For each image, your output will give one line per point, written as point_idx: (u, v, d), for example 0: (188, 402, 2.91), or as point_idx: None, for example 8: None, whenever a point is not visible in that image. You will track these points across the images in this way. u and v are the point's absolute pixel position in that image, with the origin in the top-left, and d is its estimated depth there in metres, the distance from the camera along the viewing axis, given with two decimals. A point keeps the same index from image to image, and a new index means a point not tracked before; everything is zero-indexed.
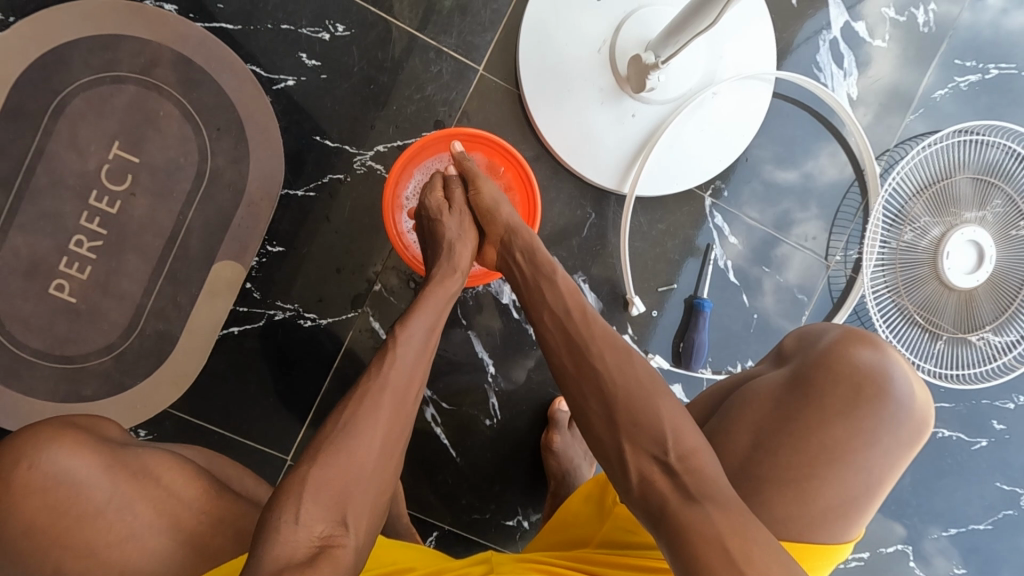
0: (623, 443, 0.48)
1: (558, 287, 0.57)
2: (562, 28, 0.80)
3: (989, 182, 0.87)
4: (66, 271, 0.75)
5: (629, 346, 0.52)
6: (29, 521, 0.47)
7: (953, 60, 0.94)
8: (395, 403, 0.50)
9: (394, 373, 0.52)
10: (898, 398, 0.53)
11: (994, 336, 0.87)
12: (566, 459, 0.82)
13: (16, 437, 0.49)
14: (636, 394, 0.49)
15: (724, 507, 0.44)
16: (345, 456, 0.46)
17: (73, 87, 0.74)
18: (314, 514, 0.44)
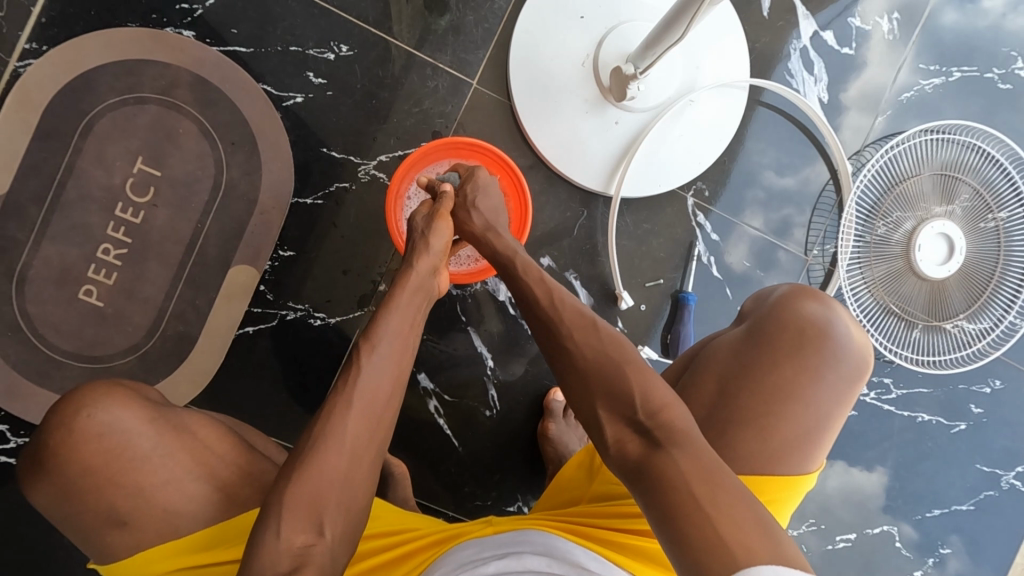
0: (597, 406, 0.54)
1: (526, 281, 0.64)
2: (547, 44, 0.86)
3: (956, 177, 0.93)
4: (94, 278, 0.81)
5: (594, 319, 0.58)
6: (85, 463, 0.53)
7: (917, 64, 1.00)
8: (360, 413, 0.53)
9: (361, 385, 0.54)
10: (839, 340, 0.60)
11: (968, 323, 0.93)
12: (561, 445, 0.87)
13: (75, 392, 0.55)
14: (607, 362, 0.55)
15: (692, 454, 0.48)
16: (315, 470, 0.50)
17: (99, 108, 0.81)
18: (293, 527, 0.48)
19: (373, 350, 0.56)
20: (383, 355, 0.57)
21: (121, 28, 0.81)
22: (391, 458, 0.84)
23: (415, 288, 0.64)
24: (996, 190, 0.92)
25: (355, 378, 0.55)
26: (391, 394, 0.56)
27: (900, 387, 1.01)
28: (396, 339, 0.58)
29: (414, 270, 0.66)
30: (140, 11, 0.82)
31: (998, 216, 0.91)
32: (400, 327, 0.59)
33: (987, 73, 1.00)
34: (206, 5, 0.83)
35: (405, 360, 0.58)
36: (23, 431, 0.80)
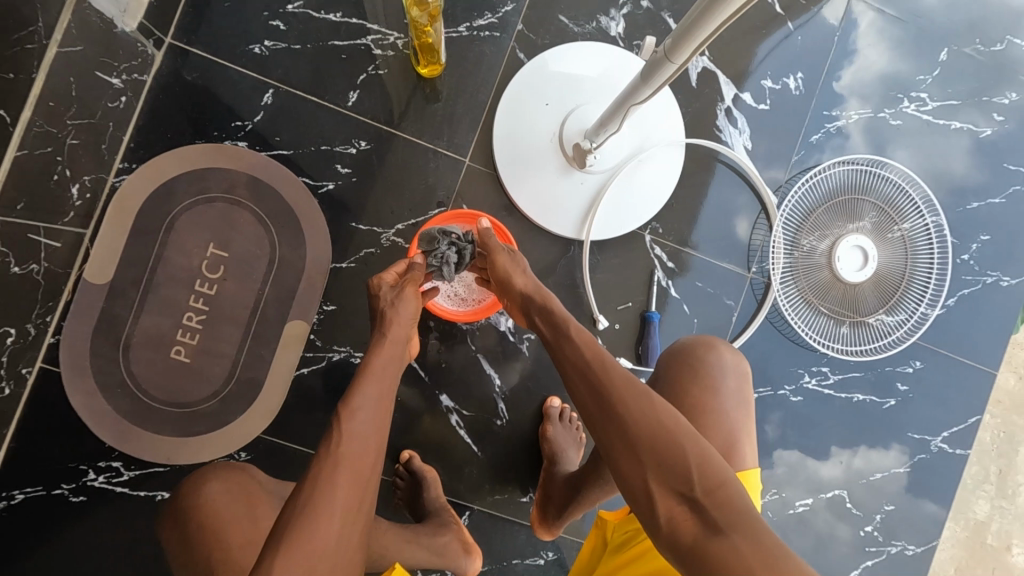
0: (653, 482, 0.63)
1: (576, 344, 0.77)
2: (521, 126, 1.09)
3: (862, 200, 1.17)
4: (182, 342, 1.03)
5: (650, 401, 0.68)
6: (200, 520, 0.77)
7: (822, 111, 1.21)
8: (347, 484, 0.65)
9: (343, 464, 0.67)
10: (721, 364, 0.84)
11: (886, 316, 1.16)
12: (557, 444, 1.08)
13: (204, 470, 0.82)
14: (660, 439, 0.65)
15: (744, 532, 0.57)
16: (311, 533, 0.60)
17: (178, 208, 1.03)
18: None
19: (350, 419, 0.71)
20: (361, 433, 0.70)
21: (190, 144, 1.04)
22: (426, 466, 1.06)
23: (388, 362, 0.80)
24: (895, 206, 1.17)
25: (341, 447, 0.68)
26: (370, 469, 0.68)
27: (836, 373, 1.22)
28: (376, 421, 0.72)
29: (386, 342, 0.83)
30: (205, 129, 1.05)
31: (901, 228, 1.16)
32: (377, 411, 0.73)
33: (882, 113, 1.22)
34: (254, 120, 1.06)
35: (378, 437, 0.72)
36: (140, 466, 1.02)
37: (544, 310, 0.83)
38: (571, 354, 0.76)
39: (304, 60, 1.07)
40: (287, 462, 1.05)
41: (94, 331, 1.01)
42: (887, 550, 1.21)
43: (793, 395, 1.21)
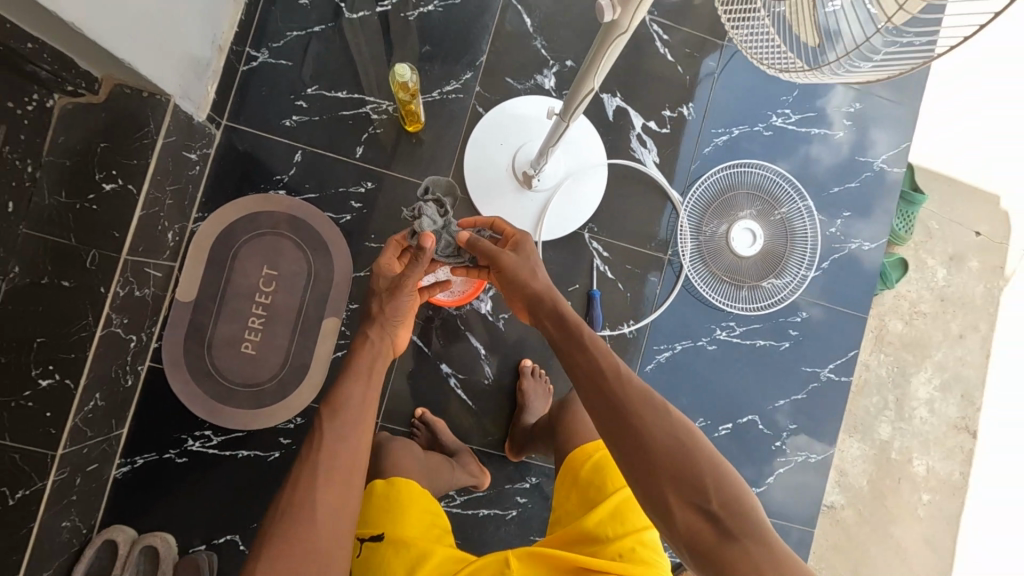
0: (673, 493, 0.83)
1: (602, 365, 0.96)
2: (482, 161, 1.46)
3: (748, 193, 1.56)
4: (250, 340, 1.41)
5: (668, 420, 0.88)
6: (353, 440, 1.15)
7: (712, 130, 1.58)
8: (323, 500, 0.90)
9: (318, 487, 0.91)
10: None
11: (777, 279, 1.55)
12: (529, 394, 1.45)
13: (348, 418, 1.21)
14: (678, 459, 0.84)
15: (751, 536, 0.79)
16: (292, 542, 0.86)
17: (239, 241, 1.41)
18: None
19: (330, 440, 0.96)
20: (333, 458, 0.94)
21: (244, 195, 1.42)
22: (436, 416, 1.46)
23: (365, 385, 1.05)
24: (773, 197, 1.56)
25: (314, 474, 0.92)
26: (341, 490, 0.92)
27: (740, 326, 1.58)
28: (347, 454, 0.96)
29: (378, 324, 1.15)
30: (254, 184, 1.42)
31: (780, 212, 1.56)
32: (348, 441, 0.97)
33: (757, 127, 1.59)
34: (288, 174, 1.43)
35: (350, 465, 0.95)
36: (227, 433, 1.40)
37: (577, 343, 1.00)
38: (595, 376, 0.95)
39: (320, 127, 1.44)
40: None
41: (186, 336, 1.39)
42: (795, 458, 1.58)
43: (709, 344, 1.57)
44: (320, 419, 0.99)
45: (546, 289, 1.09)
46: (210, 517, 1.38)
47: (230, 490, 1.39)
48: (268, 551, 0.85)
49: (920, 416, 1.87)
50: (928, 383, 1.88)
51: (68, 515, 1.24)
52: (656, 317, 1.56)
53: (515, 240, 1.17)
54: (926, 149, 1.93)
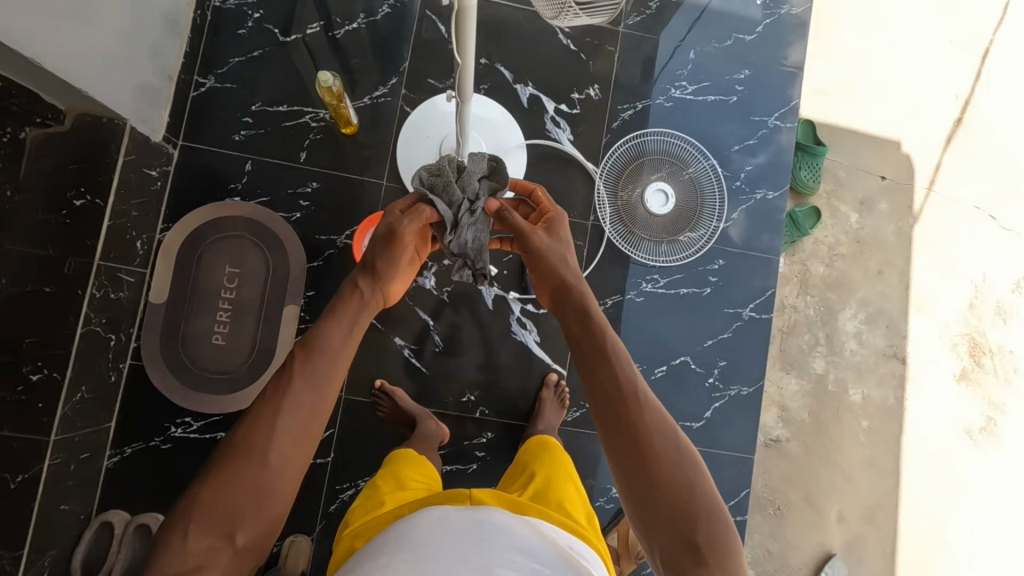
0: (665, 521, 0.92)
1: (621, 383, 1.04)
2: (412, 153, 1.63)
3: (656, 158, 1.74)
4: (219, 332, 1.57)
5: (676, 451, 0.96)
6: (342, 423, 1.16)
7: (618, 106, 1.76)
8: (272, 451, 0.93)
9: (269, 439, 0.94)
10: None
11: (692, 233, 1.72)
12: (546, 400, 1.63)
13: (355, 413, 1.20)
14: (679, 488, 0.93)
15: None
16: (234, 485, 0.89)
17: (202, 245, 1.58)
18: (203, 526, 0.85)
19: (298, 387, 1.01)
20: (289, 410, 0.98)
21: (204, 204, 1.59)
22: (393, 385, 1.60)
23: (331, 351, 1.09)
24: (679, 159, 1.74)
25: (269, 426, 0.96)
26: (290, 444, 0.96)
27: (664, 278, 1.74)
28: (301, 413, 0.99)
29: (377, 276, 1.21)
30: (212, 195, 1.60)
31: (687, 172, 1.74)
32: (304, 398, 1.00)
33: (657, 101, 1.78)
34: (241, 182, 1.61)
35: (302, 422, 0.99)
36: (205, 418, 1.55)
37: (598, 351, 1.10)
38: (613, 391, 1.03)
39: (266, 139, 1.63)
40: None
41: (161, 334, 1.55)
42: (728, 393, 1.73)
43: (637, 297, 1.74)
44: (293, 367, 1.04)
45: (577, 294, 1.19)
46: None
47: None
48: (219, 478, 0.90)
49: (850, 349, 2.03)
50: (854, 318, 2.04)
51: (66, 499, 1.39)
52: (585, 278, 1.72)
53: (553, 217, 1.28)
54: (825, 107, 2.12)
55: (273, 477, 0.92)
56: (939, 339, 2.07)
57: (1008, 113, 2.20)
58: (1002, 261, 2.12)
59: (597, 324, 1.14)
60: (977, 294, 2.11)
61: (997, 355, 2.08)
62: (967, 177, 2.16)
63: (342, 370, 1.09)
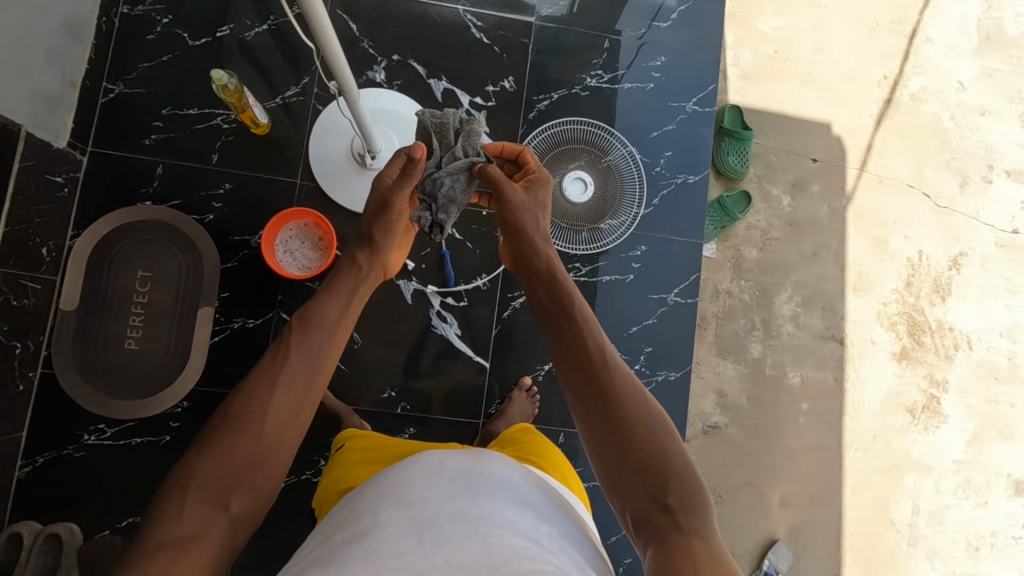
0: (637, 482, 0.93)
1: (595, 350, 1.08)
2: (324, 151, 1.64)
3: (575, 147, 1.74)
4: (133, 337, 1.56)
5: (647, 414, 0.99)
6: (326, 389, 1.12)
7: (534, 97, 1.76)
8: (266, 422, 0.96)
9: (262, 414, 0.97)
10: None
11: (613, 220, 1.72)
12: (515, 403, 1.60)
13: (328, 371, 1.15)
14: (652, 452, 0.94)
15: (702, 547, 0.85)
16: (227, 456, 0.91)
17: (114, 250, 1.57)
18: (195, 503, 0.86)
19: (296, 357, 1.06)
20: (280, 385, 1.02)
21: (114, 209, 1.59)
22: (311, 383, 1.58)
23: (321, 328, 1.13)
24: (599, 147, 1.75)
25: (261, 402, 0.98)
26: (284, 417, 0.99)
27: (586, 266, 1.73)
28: (291, 388, 1.02)
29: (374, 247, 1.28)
30: (123, 199, 1.59)
31: (606, 160, 1.74)
32: (297, 374, 1.04)
33: (573, 90, 1.78)
34: (153, 186, 1.61)
35: (295, 394, 1.02)
36: (119, 424, 1.53)
37: (569, 320, 1.14)
38: (589, 357, 1.07)
39: (177, 142, 1.63)
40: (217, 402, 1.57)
41: (73, 340, 1.54)
42: (654, 379, 1.72)
43: None
44: (289, 342, 1.09)
45: (548, 263, 1.23)
46: (112, 502, 1.51)
47: (127, 475, 1.52)
48: (213, 445, 0.92)
49: (787, 332, 2.01)
50: (790, 301, 2.03)
51: None
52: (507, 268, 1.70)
53: (537, 177, 1.36)
54: (754, 91, 2.11)
55: (267, 451, 0.94)
56: (879, 319, 2.05)
57: (939, 90, 2.20)
58: (939, 238, 2.11)
59: (568, 294, 1.18)
60: (915, 272, 2.09)
61: (937, 333, 2.06)
62: (901, 155, 2.15)
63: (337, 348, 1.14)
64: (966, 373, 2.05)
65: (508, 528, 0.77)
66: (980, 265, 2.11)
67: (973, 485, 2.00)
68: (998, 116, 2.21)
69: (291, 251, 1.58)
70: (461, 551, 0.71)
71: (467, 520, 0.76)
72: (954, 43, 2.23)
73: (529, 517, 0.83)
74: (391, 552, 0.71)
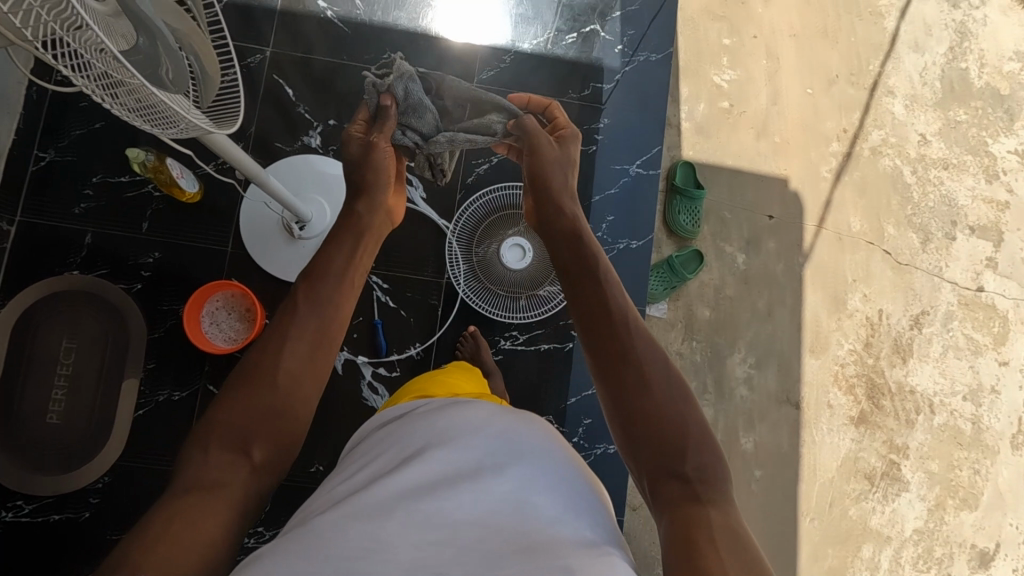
0: (655, 445, 0.94)
1: (618, 311, 1.10)
2: (254, 218, 1.62)
3: (513, 213, 1.72)
4: (54, 410, 1.52)
5: (671, 378, 1.00)
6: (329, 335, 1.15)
7: (472, 162, 1.74)
8: (278, 370, 1.00)
9: (274, 364, 1.01)
10: None
11: (552, 287, 1.69)
12: None
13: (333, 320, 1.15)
14: (673, 416, 0.96)
15: (718, 518, 0.85)
16: (243, 405, 0.96)
17: (37, 320, 1.54)
18: (219, 446, 0.91)
19: (302, 316, 1.08)
20: (288, 337, 1.05)
21: (40, 278, 1.56)
22: None
23: (326, 278, 1.15)
24: None
25: (272, 353, 1.03)
26: (293, 365, 1.02)
27: (523, 334, 1.70)
28: (301, 337, 1.06)
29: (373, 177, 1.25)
30: (50, 267, 1.58)
31: None
32: (303, 322, 1.08)
33: None
34: (81, 255, 1.59)
35: (302, 342, 1.06)
36: (37, 501, 1.50)
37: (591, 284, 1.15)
38: (610, 318, 1.09)
39: (107, 210, 1.61)
40: (139, 475, 1.54)
41: None
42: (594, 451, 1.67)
43: (495, 354, 1.69)
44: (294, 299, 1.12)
45: (572, 227, 1.26)
46: None
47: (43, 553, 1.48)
48: (230, 398, 0.97)
49: (741, 394, 1.95)
50: (743, 363, 1.97)
51: None
52: (442, 337, 1.67)
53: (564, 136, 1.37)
54: (708, 146, 2.07)
55: (279, 395, 0.98)
56: (837, 381, 1.98)
57: (900, 143, 2.15)
58: (899, 296, 2.05)
59: (593, 257, 1.20)
60: (874, 332, 2.02)
61: (897, 396, 1.99)
62: (861, 211, 2.09)
63: (343, 300, 1.16)
64: (927, 438, 1.98)
65: (544, 498, 0.82)
66: (941, 325, 2.05)
67: (934, 556, 1.93)
68: (961, 170, 2.16)
69: (217, 332, 1.55)
70: (497, 513, 0.78)
71: (503, 486, 0.81)
72: (915, 95, 2.18)
73: (563, 481, 0.86)
74: (433, 499, 0.78)
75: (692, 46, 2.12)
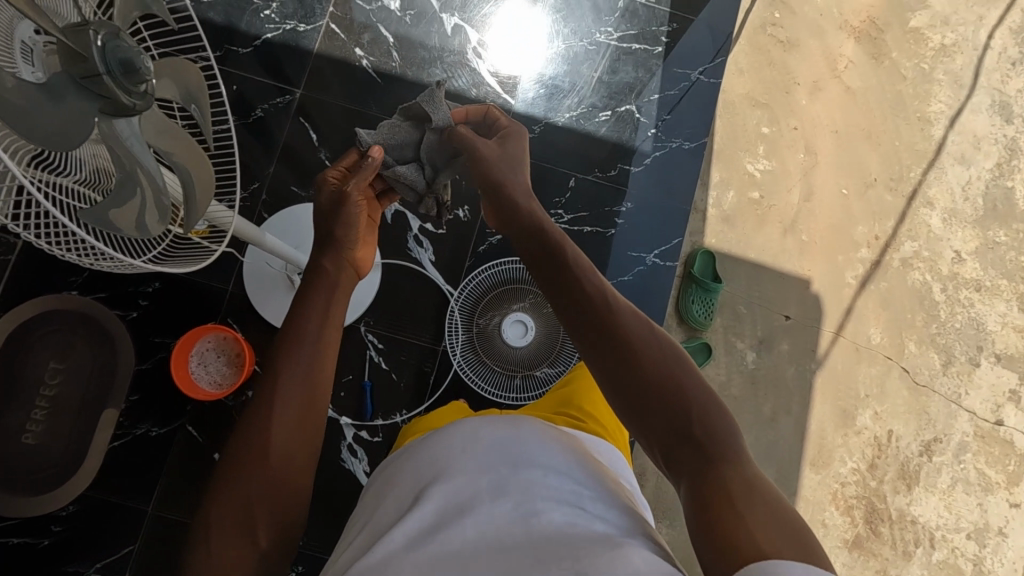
0: (657, 421, 0.79)
1: (590, 278, 0.94)
2: (258, 262, 1.61)
3: (520, 287, 1.67)
4: (31, 431, 1.50)
5: (655, 339, 0.84)
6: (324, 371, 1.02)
7: (486, 230, 1.70)
8: (270, 443, 0.88)
9: (264, 438, 0.88)
10: None
11: (550, 368, 1.62)
12: None
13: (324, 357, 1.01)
14: (667, 380, 0.80)
15: (739, 480, 0.69)
16: (235, 492, 0.84)
17: (28, 337, 1.52)
18: (220, 541, 0.81)
19: (285, 382, 0.92)
20: (275, 400, 0.90)
21: (39, 295, 1.56)
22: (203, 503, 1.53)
23: (314, 314, 1.00)
24: None
25: (258, 427, 0.88)
26: (284, 435, 0.89)
27: None
28: (290, 400, 0.91)
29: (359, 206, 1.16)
30: (51, 284, 1.57)
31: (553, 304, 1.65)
32: (290, 378, 0.93)
33: None
34: (83, 276, 1.58)
35: (295, 405, 0.91)
36: None
37: (552, 252, 1.00)
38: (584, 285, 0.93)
39: None
40: (104, 508, 1.51)
41: None
42: None
43: None
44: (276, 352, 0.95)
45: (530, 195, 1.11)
46: None
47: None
48: (224, 483, 0.85)
49: None
50: None
51: None
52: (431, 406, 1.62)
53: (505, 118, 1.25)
54: (732, 236, 2.01)
55: (274, 472, 0.87)
56: (834, 500, 1.89)
57: (933, 258, 2.07)
58: (911, 420, 1.96)
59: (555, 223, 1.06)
60: (881, 454, 1.93)
61: (897, 525, 1.90)
62: (883, 323, 2.01)
63: (330, 332, 1.00)
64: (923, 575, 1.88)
65: (553, 502, 0.74)
66: (953, 456, 1.95)
67: None
68: (994, 294, 2.07)
69: (206, 375, 1.53)
70: (505, 535, 0.71)
71: (508, 504, 0.74)
72: (955, 210, 2.10)
73: (575, 487, 0.78)
74: (438, 536, 0.71)
75: (729, 131, 2.06)
